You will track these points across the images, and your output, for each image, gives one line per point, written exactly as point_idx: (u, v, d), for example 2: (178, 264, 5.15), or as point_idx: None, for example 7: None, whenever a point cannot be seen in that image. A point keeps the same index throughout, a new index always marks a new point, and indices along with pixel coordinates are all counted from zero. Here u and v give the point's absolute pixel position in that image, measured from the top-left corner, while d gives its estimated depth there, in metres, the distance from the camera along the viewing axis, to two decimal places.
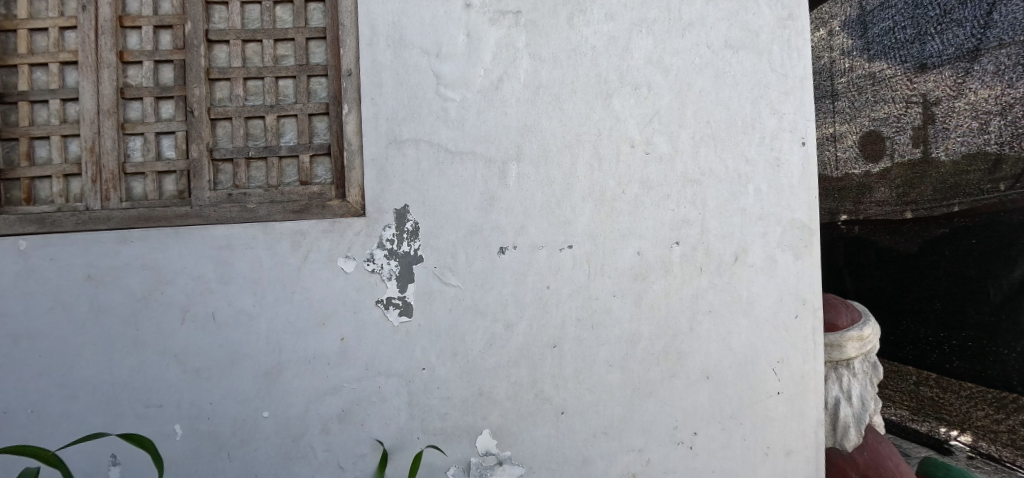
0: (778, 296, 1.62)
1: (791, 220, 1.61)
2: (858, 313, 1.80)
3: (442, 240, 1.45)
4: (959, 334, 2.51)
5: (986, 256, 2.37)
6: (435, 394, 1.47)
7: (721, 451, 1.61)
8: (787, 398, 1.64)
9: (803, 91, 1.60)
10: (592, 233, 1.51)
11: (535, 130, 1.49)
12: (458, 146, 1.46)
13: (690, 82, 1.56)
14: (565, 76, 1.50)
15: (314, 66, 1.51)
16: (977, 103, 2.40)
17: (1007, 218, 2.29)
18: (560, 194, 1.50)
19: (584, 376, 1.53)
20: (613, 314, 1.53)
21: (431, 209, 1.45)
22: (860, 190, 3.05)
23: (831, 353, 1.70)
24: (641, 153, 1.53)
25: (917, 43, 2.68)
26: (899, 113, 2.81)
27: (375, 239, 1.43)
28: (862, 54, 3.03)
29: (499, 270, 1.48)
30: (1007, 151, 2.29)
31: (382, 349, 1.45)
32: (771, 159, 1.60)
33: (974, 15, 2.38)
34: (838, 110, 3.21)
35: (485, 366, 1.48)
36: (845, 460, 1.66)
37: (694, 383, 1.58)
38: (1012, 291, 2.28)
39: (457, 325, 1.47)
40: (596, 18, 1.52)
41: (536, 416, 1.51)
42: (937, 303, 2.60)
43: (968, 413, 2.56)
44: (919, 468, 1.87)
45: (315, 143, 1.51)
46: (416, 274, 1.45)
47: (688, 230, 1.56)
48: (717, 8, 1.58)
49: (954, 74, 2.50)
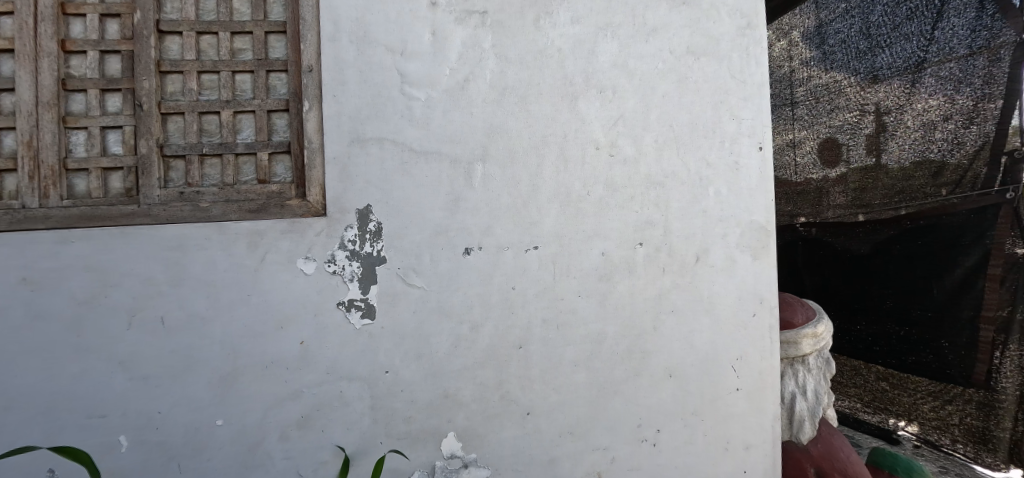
0: (738, 295, 1.67)
1: (749, 222, 1.67)
2: (812, 311, 1.88)
3: (407, 240, 1.43)
4: (907, 330, 2.65)
5: (931, 256, 2.52)
6: (400, 398, 1.44)
7: (685, 447, 1.65)
8: (746, 394, 1.70)
9: (760, 98, 1.66)
10: (558, 234, 1.52)
11: (501, 131, 1.48)
12: (423, 146, 1.44)
13: (653, 87, 1.59)
14: (532, 78, 1.50)
15: (273, 61, 1.46)
16: (923, 113, 2.56)
17: (947, 221, 2.44)
18: (527, 195, 1.50)
19: (551, 376, 1.53)
20: (579, 314, 1.54)
21: (396, 209, 1.42)
22: (818, 194, 3.18)
23: (788, 349, 1.77)
24: (606, 155, 1.55)
25: (870, 55, 2.84)
26: (853, 121, 2.96)
27: (337, 239, 1.39)
28: (819, 64, 3.18)
29: (465, 271, 1.46)
30: (950, 157, 2.45)
31: (344, 353, 1.41)
32: (731, 163, 1.65)
33: (920, 30, 2.55)
34: (797, 117, 3.36)
35: (450, 368, 1.47)
36: (801, 453, 1.72)
37: (658, 381, 1.61)
38: (953, 288, 2.43)
39: (422, 327, 1.45)
40: (562, 21, 1.53)
41: (502, 417, 1.50)
42: (889, 300, 2.74)
43: (915, 405, 2.71)
44: (870, 458, 1.97)
45: (274, 141, 1.46)
46: (380, 275, 1.42)
47: (652, 231, 1.59)
48: (680, 15, 1.62)
49: (903, 85, 2.66)
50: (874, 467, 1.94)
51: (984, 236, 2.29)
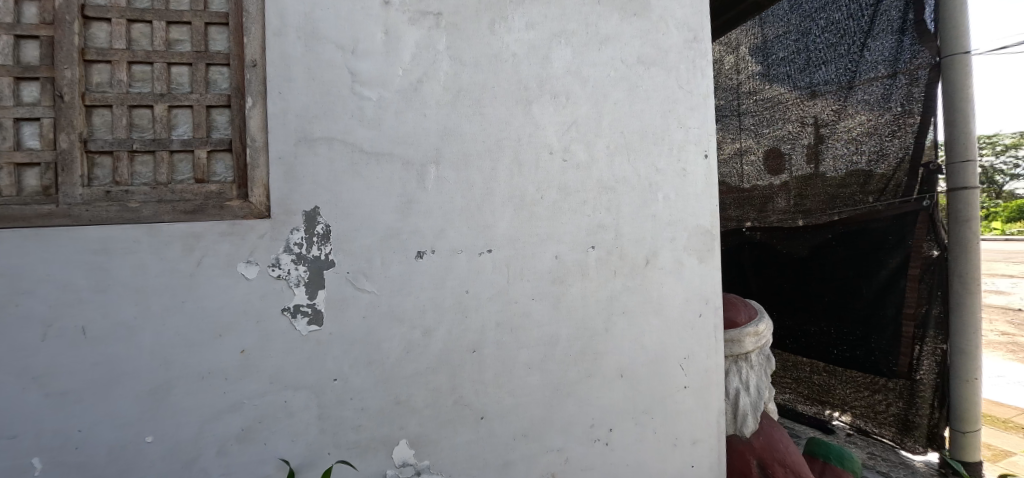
0: (685, 296, 1.74)
1: (696, 226, 1.74)
2: (754, 310, 2.00)
3: (356, 243, 1.39)
4: (841, 327, 2.85)
5: (861, 257, 2.73)
6: (349, 406, 1.40)
7: (636, 445, 1.69)
8: (693, 391, 1.77)
9: (705, 108, 1.75)
10: (512, 237, 1.52)
11: (455, 134, 1.47)
12: (375, 147, 1.41)
13: (606, 94, 1.63)
14: (486, 81, 1.51)
15: (214, 54, 1.39)
16: (854, 126, 2.78)
17: (874, 225, 2.66)
18: (480, 198, 1.49)
19: (505, 379, 1.53)
20: (533, 317, 1.55)
21: (345, 211, 1.38)
22: (763, 200, 3.35)
23: (732, 347, 1.86)
24: (559, 160, 1.57)
25: (808, 72, 3.06)
26: (793, 132, 3.16)
27: (282, 242, 1.33)
28: (762, 78, 3.37)
29: (417, 275, 1.44)
30: (877, 167, 2.67)
31: (289, 361, 1.35)
32: (679, 170, 1.72)
33: (852, 50, 2.79)
34: (743, 127, 3.54)
35: (402, 374, 1.44)
36: (744, 445, 1.82)
37: (610, 381, 1.65)
38: (879, 287, 2.64)
39: (372, 332, 1.41)
40: (517, 26, 1.54)
41: (456, 422, 1.49)
42: (825, 299, 2.94)
43: (847, 396, 2.92)
44: (806, 448, 2.10)
45: (213, 138, 1.38)
46: (328, 279, 1.37)
47: (604, 235, 1.62)
48: (631, 26, 1.67)
49: (837, 100, 2.88)
50: (810, 455, 2.07)
51: (906, 240, 2.53)
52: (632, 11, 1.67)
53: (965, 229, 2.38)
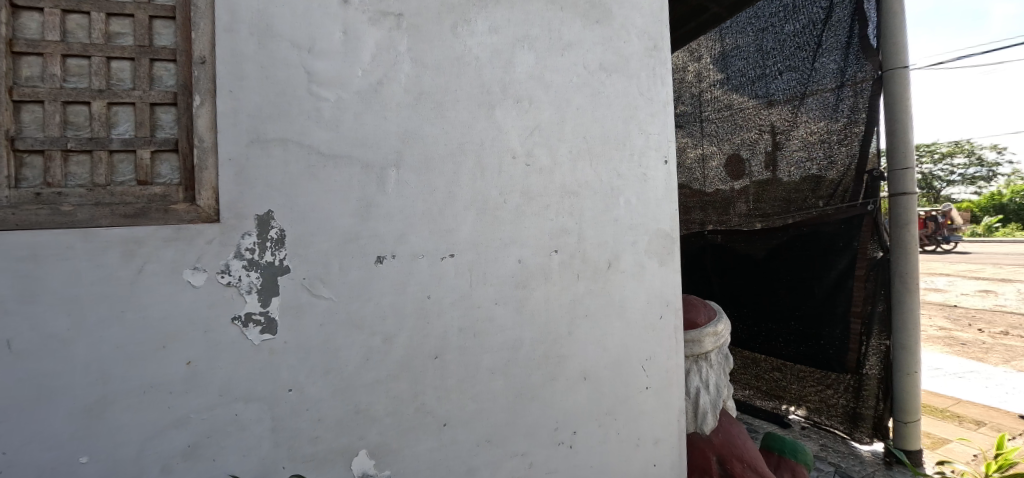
0: (647, 298, 1.78)
1: (657, 230, 1.79)
2: (713, 311, 2.07)
3: (313, 249, 1.34)
4: (795, 325, 2.99)
5: (812, 259, 2.86)
6: (305, 418, 1.35)
7: (599, 446, 1.71)
8: (654, 391, 1.81)
9: (663, 115, 1.81)
10: (474, 241, 1.51)
11: (417, 137, 1.45)
12: (332, 149, 1.36)
13: (568, 100, 1.65)
14: (448, 84, 1.49)
15: (159, 49, 1.32)
16: (807, 134, 2.93)
17: (824, 229, 2.80)
18: (442, 202, 1.48)
19: (468, 385, 1.51)
20: (496, 322, 1.54)
21: (301, 215, 1.33)
22: (725, 204, 3.48)
23: (692, 347, 1.92)
24: (522, 165, 1.58)
25: (765, 81, 3.20)
26: (751, 139, 3.29)
27: (232, 247, 1.27)
28: (723, 86, 3.50)
29: (377, 281, 1.40)
30: (827, 173, 2.82)
31: (239, 373, 1.29)
32: (639, 175, 1.76)
33: (805, 63, 2.94)
34: (706, 133, 3.66)
35: (362, 382, 1.40)
36: (705, 443, 1.89)
37: (573, 384, 1.66)
38: (830, 287, 2.78)
39: (329, 340, 1.36)
40: (480, 29, 1.54)
41: (418, 430, 1.46)
42: (780, 298, 3.07)
43: (801, 391, 3.06)
44: (763, 443, 2.18)
45: (158, 138, 1.31)
46: (282, 286, 1.32)
47: (566, 239, 1.64)
48: (593, 33, 1.70)
49: (790, 109, 3.03)
50: (766, 450, 2.15)
51: (852, 242, 2.68)
52: (594, 18, 1.70)
53: (906, 233, 2.52)
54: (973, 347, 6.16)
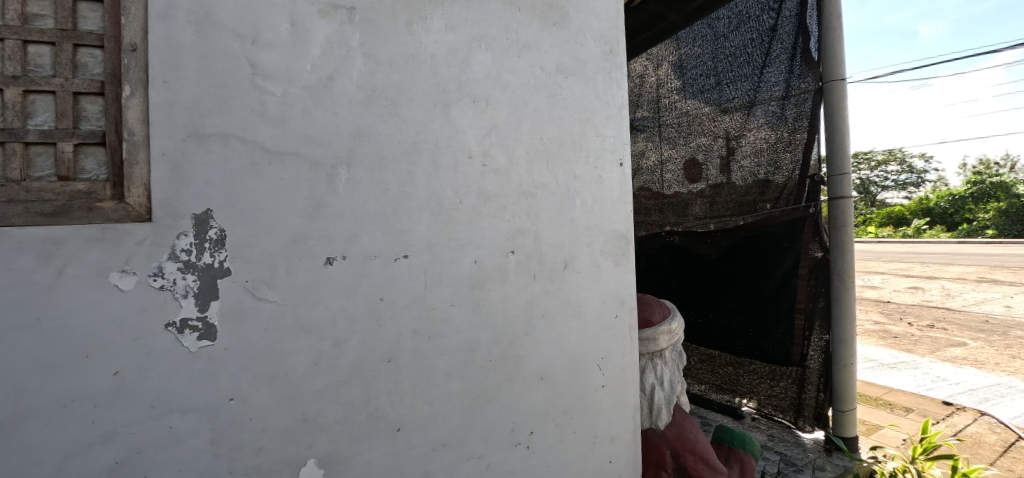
0: (603, 298, 1.81)
1: (612, 231, 1.83)
2: (667, 310, 2.17)
3: (256, 250, 1.27)
4: (747, 322, 3.14)
5: (762, 258, 3.01)
6: (247, 428, 1.27)
7: (557, 445, 1.72)
8: (610, 390, 1.85)
9: (619, 118, 1.86)
10: (429, 242, 1.49)
11: (369, 135, 1.41)
12: (278, 146, 1.30)
13: (525, 100, 1.66)
14: (403, 81, 1.46)
15: (84, 34, 1.22)
16: (757, 140, 3.08)
17: (771, 230, 2.95)
18: (395, 201, 1.44)
19: (422, 389, 1.49)
20: (452, 324, 1.52)
21: (244, 215, 1.26)
22: (682, 205, 3.60)
23: (648, 345, 2.01)
24: (478, 165, 1.57)
25: (718, 89, 3.34)
26: (707, 144, 3.43)
27: (165, 249, 1.18)
28: (680, 92, 3.63)
29: (327, 283, 1.35)
30: (774, 178, 2.98)
31: (175, 382, 1.20)
32: (596, 177, 1.80)
33: (754, 73, 3.08)
34: (665, 137, 3.78)
35: (310, 389, 1.34)
36: (659, 437, 1.99)
37: (530, 384, 1.66)
38: (777, 285, 2.94)
39: (275, 346, 1.30)
40: (436, 27, 1.51)
41: (370, 436, 1.42)
42: (733, 297, 3.21)
43: (752, 385, 3.21)
44: (715, 435, 2.27)
45: (82, 130, 1.21)
46: (222, 289, 1.24)
47: (523, 240, 1.64)
48: (551, 35, 1.72)
49: (742, 116, 3.18)
50: (717, 442, 2.23)
51: (797, 243, 2.83)
52: (552, 21, 1.72)
53: (842, 234, 2.69)
54: (904, 339, 6.68)
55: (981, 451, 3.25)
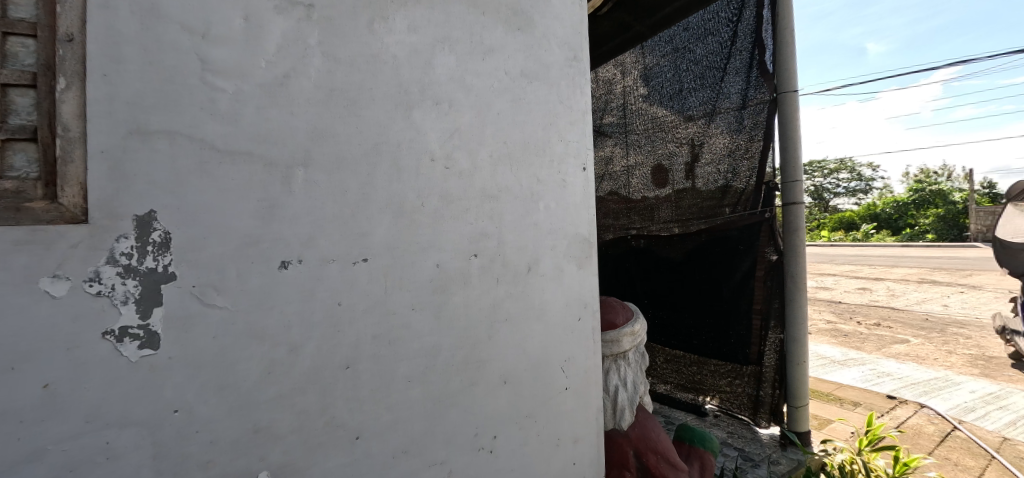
0: (566, 301, 1.84)
1: (574, 234, 1.87)
2: (630, 312, 2.22)
3: (205, 253, 1.21)
4: (708, 322, 3.24)
5: (720, 261, 3.12)
6: (194, 441, 1.21)
7: (520, 449, 1.73)
8: (573, 391, 1.87)
9: (580, 124, 1.91)
10: (390, 245, 1.46)
11: (328, 136, 1.37)
12: (229, 144, 1.24)
13: (489, 104, 1.66)
14: (364, 82, 1.43)
15: (14, 21, 1.13)
16: (718, 147, 3.20)
17: (729, 234, 3.07)
18: (355, 204, 1.41)
19: (382, 395, 1.46)
20: (413, 328, 1.50)
21: (191, 217, 1.19)
22: (648, 210, 3.69)
23: (611, 347, 2.05)
24: (440, 167, 1.55)
25: (681, 97, 3.44)
26: (671, 150, 3.53)
27: (103, 252, 1.11)
28: (646, 100, 3.73)
29: (281, 288, 1.30)
30: (733, 184, 3.10)
31: (114, 394, 1.13)
32: (559, 181, 1.83)
33: (715, 82, 3.20)
34: (632, 143, 3.87)
35: (262, 399, 1.29)
36: (622, 437, 2.04)
37: (493, 388, 1.66)
38: (736, 287, 3.06)
39: (225, 354, 1.24)
40: (399, 28, 1.49)
41: (327, 446, 1.38)
42: (695, 298, 3.32)
43: (713, 383, 3.32)
44: (676, 433, 2.33)
45: (10, 125, 1.12)
46: (167, 295, 1.18)
47: (486, 243, 1.64)
48: (515, 39, 1.73)
49: (704, 123, 3.29)
50: (678, 440, 2.29)
51: (753, 247, 2.96)
52: (516, 26, 1.74)
53: (795, 238, 2.83)
54: (854, 337, 7.08)
55: (920, 441, 3.48)
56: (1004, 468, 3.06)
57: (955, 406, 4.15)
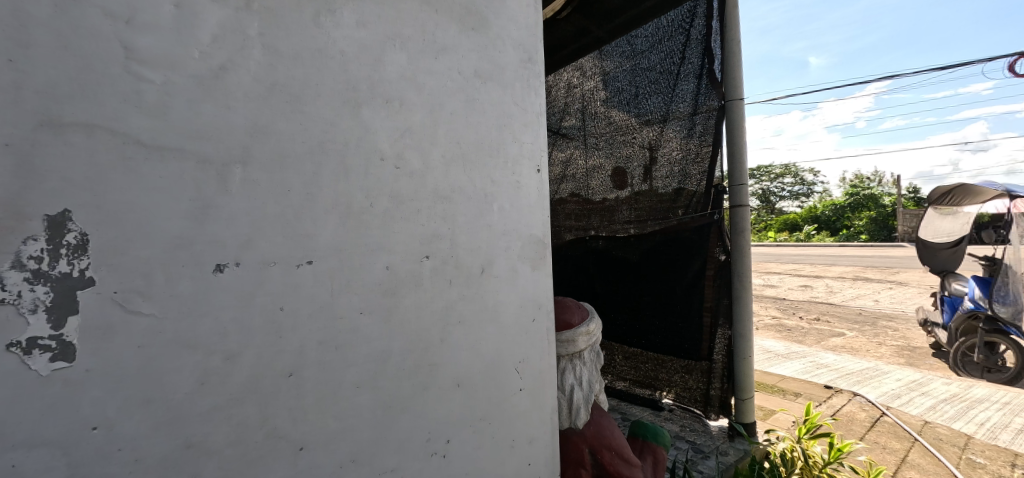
0: (520, 302, 1.85)
1: (529, 235, 1.89)
2: (585, 312, 2.27)
3: (129, 257, 1.12)
4: (663, 321, 3.36)
5: (673, 262, 3.24)
6: (116, 461, 1.12)
7: (474, 452, 1.71)
8: (528, 393, 1.88)
9: (534, 125, 1.93)
10: (336, 247, 1.41)
11: (269, 133, 1.31)
12: (157, 139, 1.15)
13: (442, 103, 1.64)
14: (309, 77, 1.37)
15: None
16: (672, 151, 3.31)
17: (681, 235, 3.18)
18: (299, 204, 1.35)
19: (329, 403, 1.40)
20: (361, 333, 1.46)
21: (113, 217, 1.10)
22: (606, 211, 3.77)
23: (566, 347, 2.09)
24: (391, 167, 1.52)
25: (637, 101, 3.53)
26: (628, 153, 3.62)
27: (7, 256, 1.00)
28: (604, 103, 3.80)
29: (216, 294, 1.23)
30: (685, 186, 3.22)
31: (18, 415, 1.01)
32: (512, 183, 1.84)
33: (667, 88, 3.31)
34: (592, 145, 3.94)
35: (195, 412, 1.21)
36: (578, 436, 2.07)
37: (446, 392, 1.64)
38: (688, 286, 3.18)
39: (152, 366, 1.15)
40: (347, 22, 1.44)
41: (268, 458, 1.31)
42: (650, 297, 3.42)
43: (668, 379, 3.43)
44: (631, 430, 2.38)
45: None
46: (84, 302, 1.08)
47: (438, 245, 1.61)
48: (469, 39, 1.72)
49: (658, 127, 3.39)
50: (632, 436, 2.35)
51: (703, 247, 3.08)
52: (470, 25, 1.73)
53: (741, 239, 2.97)
54: (796, 331, 7.54)
55: (853, 427, 3.75)
56: (925, 450, 3.34)
57: (884, 393, 4.49)
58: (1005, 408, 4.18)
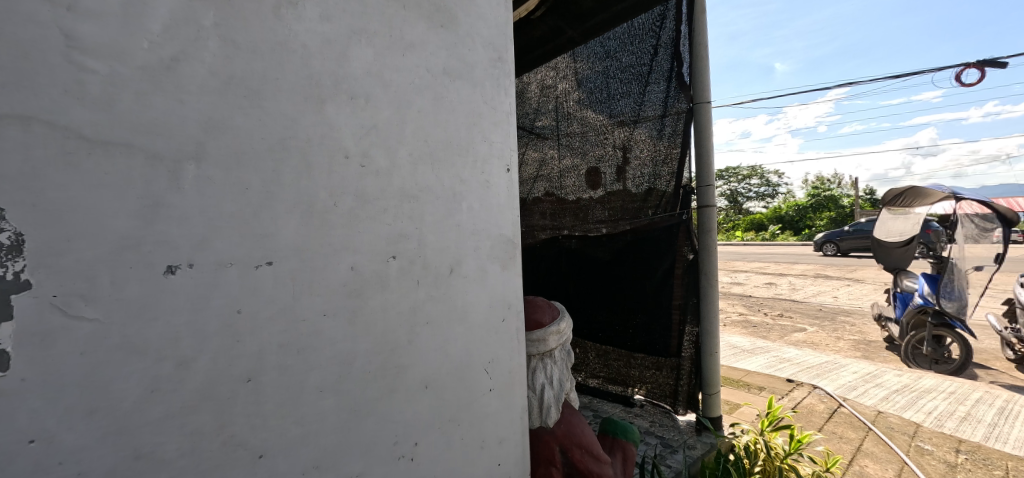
0: (489, 302, 1.84)
1: (499, 235, 1.89)
2: (556, 311, 2.28)
3: (70, 258, 1.05)
4: (634, 319, 3.41)
5: (644, 260, 3.30)
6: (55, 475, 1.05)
7: (442, 454, 1.70)
8: (497, 393, 1.88)
9: (503, 124, 1.93)
10: (298, 247, 1.37)
11: (225, 128, 1.25)
12: (102, 134, 1.09)
13: (409, 101, 1.62)
14: (268, 71, 1.33)
15: None
16: (643, 151, 3.38)
17: (652, 235, 3.24)
18: (258, 202, 1.30)
19: (290, 408, 1.36)
20: (324, 336, 1.42)
21: (52, 215, 1.03)
22: (579, 210, 3.80)
23: (537, 346, 2.10)
24: (355, 166, 1.48)
25: (608, 102, 3.57)
26: (601, 153, 3.66)
27: None
28: (577, 103, 3.83)
29: (167, 297, 1.17)
30: (656, 186, 3.28)
31: None
32: (482, 182, 1.83)
33: (638, 89, 3.36)
34: (565, 145, 3.97)
35: (144, 421, 1.15)
36: (548, 434, 2.09)
37: (413, 394, 1.61)
38: (658, 284, 3.25)
39: (96, 374, 1.09)
40: (309, 15, 1.40)
41: (225, 467, 1.27)
42: (622, 296, 3.47)
43: (638, 376, 3.49)
44: (602, 427, 2.41)
45: None
46: (18, 307, 1.00)
47: (405, 245, 1.59)
48: (437, 36, 1.70)
49: (629, 128, 3.45)
50: (603, 433, 2.38)
51: (673, 246, 3.16)
52: (439, 22, 1.71)
53: (708, 238, 3.06)
54: (761, 327, 7.81)
55: (813, 418, 3.92)
56: (878, 438, 3.53)
57: (841, 386, 4.71)
58: (950, 397, 4.46)
